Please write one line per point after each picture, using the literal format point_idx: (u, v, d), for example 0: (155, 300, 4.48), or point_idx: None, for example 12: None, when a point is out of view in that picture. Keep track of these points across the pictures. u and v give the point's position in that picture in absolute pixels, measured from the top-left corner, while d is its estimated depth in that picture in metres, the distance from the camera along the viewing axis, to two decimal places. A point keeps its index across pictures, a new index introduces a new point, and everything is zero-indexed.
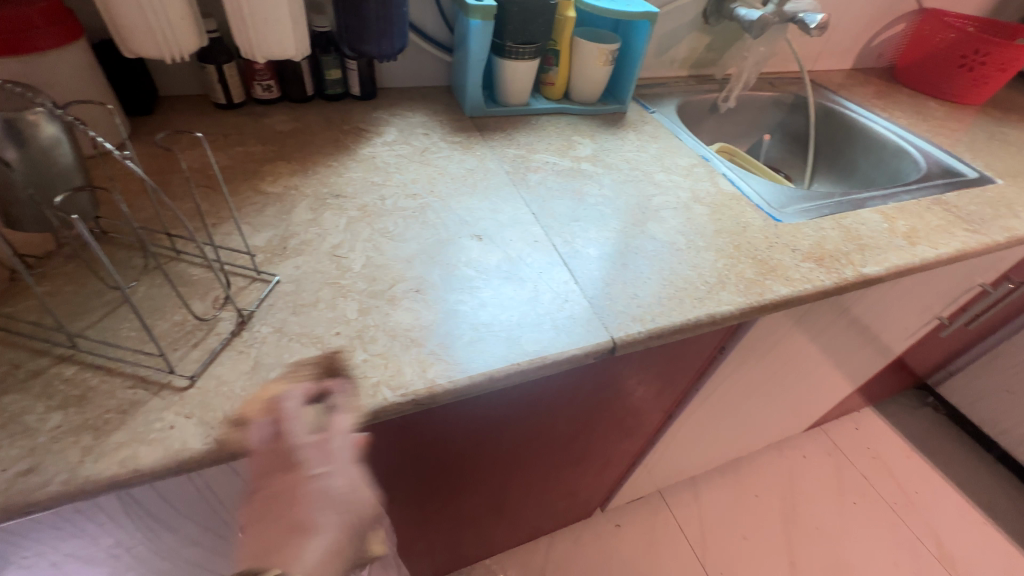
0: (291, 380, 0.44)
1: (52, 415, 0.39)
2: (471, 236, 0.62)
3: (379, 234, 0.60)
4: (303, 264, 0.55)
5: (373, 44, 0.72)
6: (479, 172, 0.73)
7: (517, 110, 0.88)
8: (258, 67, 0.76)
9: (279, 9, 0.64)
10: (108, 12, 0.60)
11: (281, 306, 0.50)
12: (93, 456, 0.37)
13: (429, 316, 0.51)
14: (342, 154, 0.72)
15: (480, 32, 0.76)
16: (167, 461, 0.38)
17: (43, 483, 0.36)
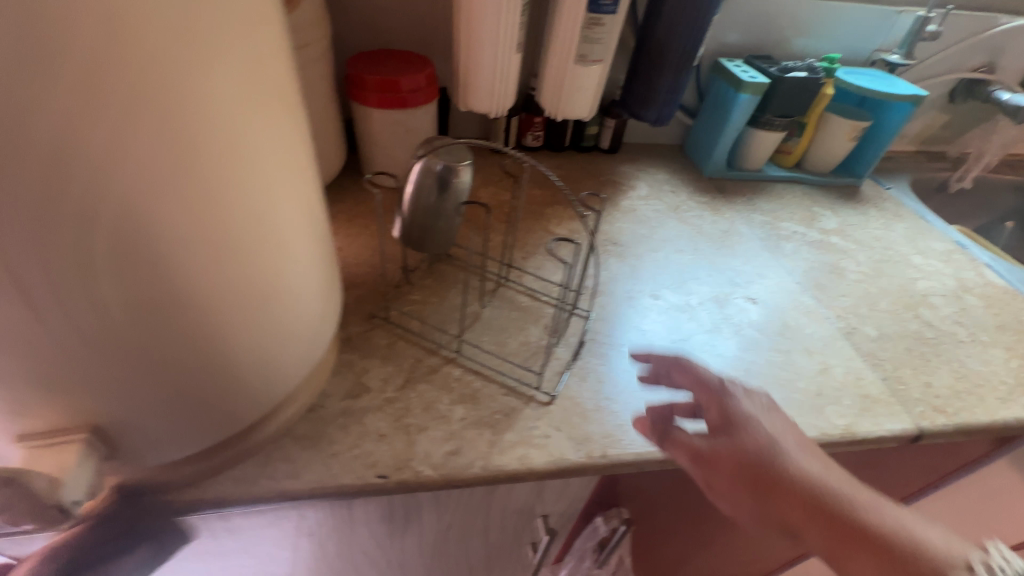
0: (629, 411, 0.50)
1: (459, 408, 0.48)
2: (746, 298, 0.66)
3: (662, 286, 0.66)
4: (607, 305, 0.62)
5: (653, 110, 0.78)
6: (735, 235, 0.77)
7: (754, 175, 0.91)
8: (535, 121, 0.87)
9: (591, 80, 0.72)
10: (460, 75, 0.72)
11: (600, 341, 0.57)
12: (497, 449, 0.46)
13: (731, 372, 0.56)
14: (608, 204, 0.80)
15: (746, 104, 0.81)
16: (551, 466, 0.45)
17: (469, 465, 0.44)
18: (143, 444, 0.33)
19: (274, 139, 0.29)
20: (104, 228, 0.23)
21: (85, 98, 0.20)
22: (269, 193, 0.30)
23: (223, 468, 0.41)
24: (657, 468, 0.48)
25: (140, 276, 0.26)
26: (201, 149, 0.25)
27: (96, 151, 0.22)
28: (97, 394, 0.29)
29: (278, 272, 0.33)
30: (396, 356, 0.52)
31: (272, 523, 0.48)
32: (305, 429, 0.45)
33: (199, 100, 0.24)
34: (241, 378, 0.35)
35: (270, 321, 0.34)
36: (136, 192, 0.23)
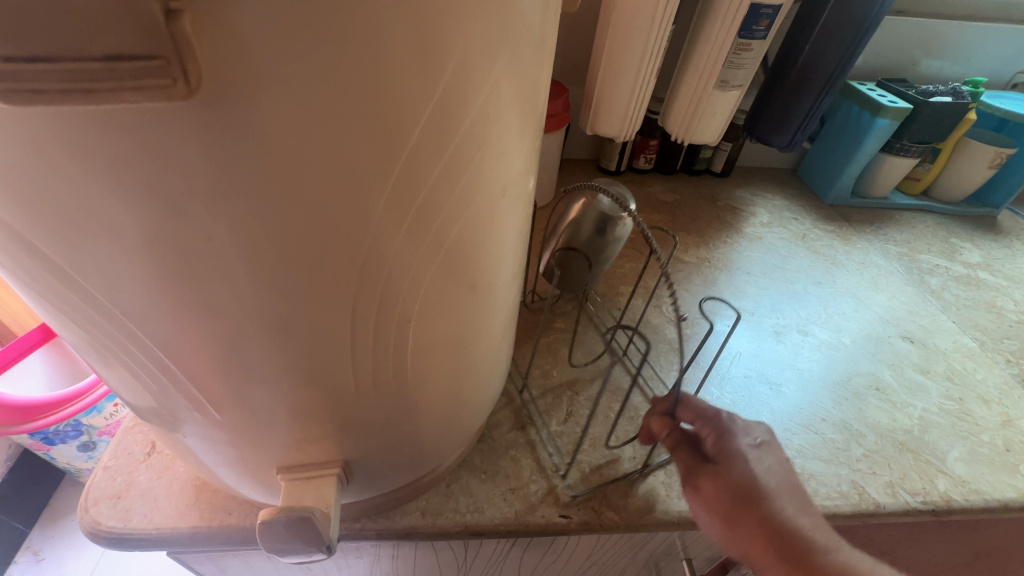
0: (801, 457, 0.48)
1: (627, 445, 0.47)
2: (901, 337, 0.62)
3: (808, 321, 0.63)
4: (755, 341, 0.59)
5: (784, 136, 0.75)
6: (872, 267, 0.73)
7: (878, 203, 0.87)
8: (650, 144, 0.85)
9: (726, 105, 0.71)
10: (593, 99, 0.72)
11: (753, 378, 0.55)
12: (675, 492, 0.44)
13: (904, 419, 0.52)
14: (731, 231, 0.78)
15: (883, 130, 0.77)
16: None
17: (651, 509, 0.42)
18: (373, 476, 0.33)
19: (519, 183, 0.27)
20: (385, 288, 0.22)
21: (409, 166, 0.19)
22: (503, 238, 0.28)
23: (411, 498, 0.41)
24: (843, 523, 0.44)
25: (396, 329, 0.25)
26: (482, 208, 0.24)
27: (401, 217, 0.20)
28: (354, 432, 0.29)
29: (493, 309, 0.32)
30: (554, 388, 0.51)
31: (430, 556, 0.47)
32: (480, 460, 0.45)
33: (496, 162, 0.23)
34: (450, 409, 0.34)
35: (475, 356, 0.33)
36: (416, 252, 0.22)
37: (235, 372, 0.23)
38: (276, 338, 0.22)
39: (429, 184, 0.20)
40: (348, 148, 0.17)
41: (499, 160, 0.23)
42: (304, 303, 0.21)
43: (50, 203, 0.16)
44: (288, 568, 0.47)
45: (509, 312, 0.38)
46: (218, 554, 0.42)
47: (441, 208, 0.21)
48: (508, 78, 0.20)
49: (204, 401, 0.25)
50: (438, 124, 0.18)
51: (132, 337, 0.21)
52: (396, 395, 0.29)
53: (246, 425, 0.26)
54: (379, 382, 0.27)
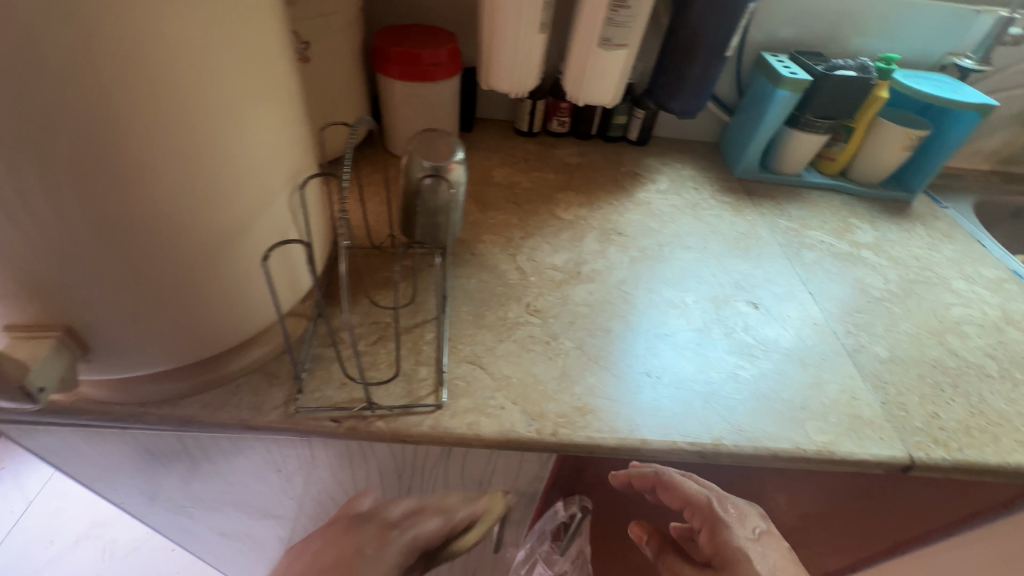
0: (589, 395, 0.50)
1: (421, 369, 0.50)
2: (748, 302, 0.62)
3: (660, 280, 0.64)
4: (596, 292, 0.61)
5: (680, 101, 0.76)
6: (752, 237, 0.73)
7: (789, 180, 0.86)
8: (562, 106, 0.86)
9: (615, 65, 0.71)
10: (484, 52, 0.73)
11: (578, 325, 0.57)
12: (449, 412, 0.46)
13: (711, 372, 0.54)
14: (622, 195, 0.78)
15: (783, 102, 0.76)
16: (500, 436, 0.46)
17: (419, 423, 0.45)
18: (120, 351, 0.37)
19: (231, 73, 0.31)
20: (58, 130, 0.27)
21: (35, 10, 0.23)
22: (225, 123, 0.33)
23: (193, 390, 0.44)
24: (610, 455, 0.47)
25: (93, 180, 0.29)
26: (144, 72, 0.27)
27: (46, 58, 0.25)
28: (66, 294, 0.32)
29: (232, 196, 0.35)
30: (374, 316, 0.54)
31: (242, 455, 0.52)
32: (276, 368, 0.48)
33: (141, 26, 0.26)
34: (210, 293, 0.38)
35: (229, 243, 0.37)
36: (84, 101, 0.26)
37: None
38: None
39: (70, 32, 0.24)
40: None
41: (147, 25, 0.26)
42: None
43: None
44: (112, 452, 0.52)
45: (291, 220, 0.42)
46: (35, 426, 0.48)
47: (69, 56, 0.25)
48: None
49: None
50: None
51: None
52: (117, 256, 0.32)
53: None
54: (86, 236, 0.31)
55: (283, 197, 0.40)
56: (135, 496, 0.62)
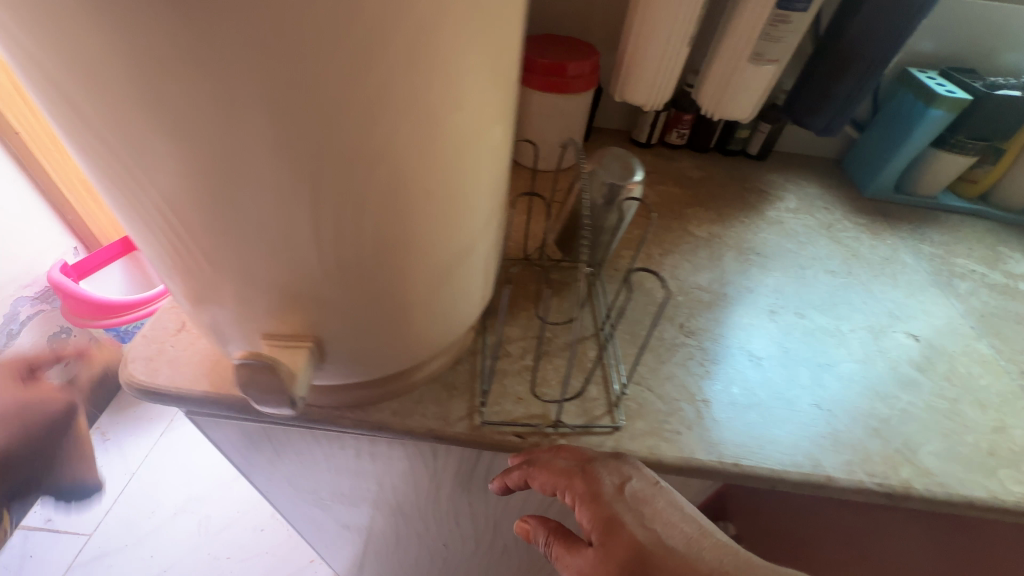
0: (763, 426, 0.49)
1: (592, 387, 0.50)
2: (907, 334, 0.60)
3: (809, 305, 0.62)
4: (746, 316, 0.60)
5: (822, 119, 0.73)
6: (897, 263, 0.70)
7: (925, 202, 0.82)
8: (684, 119, 0.84)
9: (761, 81, 0.69)
10: (624, 65, 0.72)
11: (736, 350, 0.56)
12: (628, 434, 0.47)
13: (884, 409, 0.52)
14: (752, 213, 0.76)
15: (935, 122, 0.73)
16: (680, 462, 0.46)
17: (600, 444, 0.46)
18: (347, 361, 0.38)
19: (491, 109, 0.30)
20: (353, 182, 0.26)
21: (367, 68, 0.22)
22: (477, 159, 0.31)
23: (385, 398, 0.46)
24: (792, 491, 0.46)
25: (366, 224, 0.29)
26: (454, 126, 0.27)
27: (361, 116, 0.23)
28: (327, 313, 0.33)
29: (470, 224, 0.36)
30: (535, 330, 0.55)
31: (406, 460, 0.53)
32: (454, 379, 0.49)
33: (465, 85, 0.26)
34: (431, 316, 0.39)
35: (452, 268, 0.37)
36: (381, 153, 0.25)
37: (221, 241, 0.28)
38: (247, 216, 0.26)
39: (390, 90, 0.23)
40: (320, 53, 0.21)
41: (469, 82, 0.26)
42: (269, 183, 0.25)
43: (84, 82, 0.21)
44: (283, 449, 0.54)
45: (490, 239, 0.42)
46: (224, 422, 0.50)
47: (397, 112, 0.24)
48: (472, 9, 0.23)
49: (198, 262, 0.30)
50: (401, 43, 0.22)
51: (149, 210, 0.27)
52: (378, 289, 0.33)
53: (233, 292, 0.32)
54: (362, 274, 0.32)
55: (493, 218, 0.39)
56: (281, 486, 0.65)
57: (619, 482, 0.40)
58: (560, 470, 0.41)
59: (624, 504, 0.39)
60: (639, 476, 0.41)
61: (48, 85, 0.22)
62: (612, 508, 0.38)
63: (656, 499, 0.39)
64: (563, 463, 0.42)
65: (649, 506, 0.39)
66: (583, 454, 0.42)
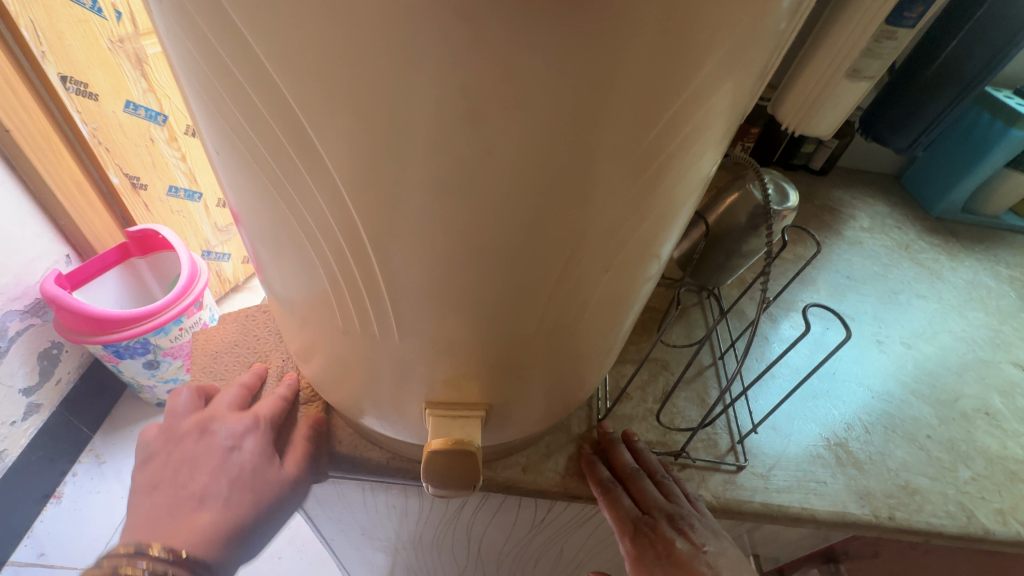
0: (906, 470, 0.46)
1: (726, 432, 0.46)
2: (1014, 365, 0.58)
3: (912, 334, 0.60)
4: (852, 343, 0.57)
5: (906, 138, 0.72)
6: (982, 287, 0.69)
7: (990, 223, 0.81)
8: (751, 132, 0.81)
9: (851, 98, 0.66)
10: None
11: (855, 384, 0.53)
12: (774, 485, 0.43)
13: (1017, 449, 0.49)
14: (830, 232, 0.74)
15: (1015, 142, 0.72)
16: (835, 516, 0.42)
17: (749, 498, 0.42)
18: (504, 424, 0.34)
19: (709, 163, 0.26)
20: (565, 243, 0.22)
21: (635, 119, 0.18)
22: (680, 214, 0.27)
23: (514, 452, 0.41)
24: (946, 543, 0.43)
25: (560, 289, 0.25)
26: (689, 172, 0.23)
27: (606, 171, 0.20)
28: (508, 376, 0.29)
29: (650, 281, 0.31)
30: (652, 365, 0.51)
31: (513, 512, 0.48)
32: (579, 425, 0.45)
33: (716, 127, 0.22)
34: (587, 373, 0.35)
35: (619, 329, 0.33)
36: (607, 212, 0.22)
37: (420, 292, 0.24)
38: (451, 268, 0.23)
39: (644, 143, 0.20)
40: (616, 85, 0.17)
41: (718, 125, 0.22)
42: (485, 236, 0.21)
43: (333, 96, 0.17)
44: (374, 501, 0.49)
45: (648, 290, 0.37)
46: (319, 478, 0.44)
47: (640, 168, 0.20)
48: (762, 43, 0.19)
49: (381, 316, 0.26)
50: (693, 77, 0.18)
51: (336, 243, 0.23)
52: (556, 348, 0.29)
53: (412, 350, 0.27)
54: (540, 340, 0.28)
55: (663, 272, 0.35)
56: (351, 532, 0.59)
57: (666, 540, 0.37)
58: (618, 514, 0.39)
59: (664, 566, 0.36)
60: (690, 536, 0.37)
61: (280, 99, 0.18)
62: (649, 566, 0.36)
63: (695, 565, 0.35)
64: (625, 505, 0.39)
65: (687, 575, 0.35)
66: (645, 500, 0.39)
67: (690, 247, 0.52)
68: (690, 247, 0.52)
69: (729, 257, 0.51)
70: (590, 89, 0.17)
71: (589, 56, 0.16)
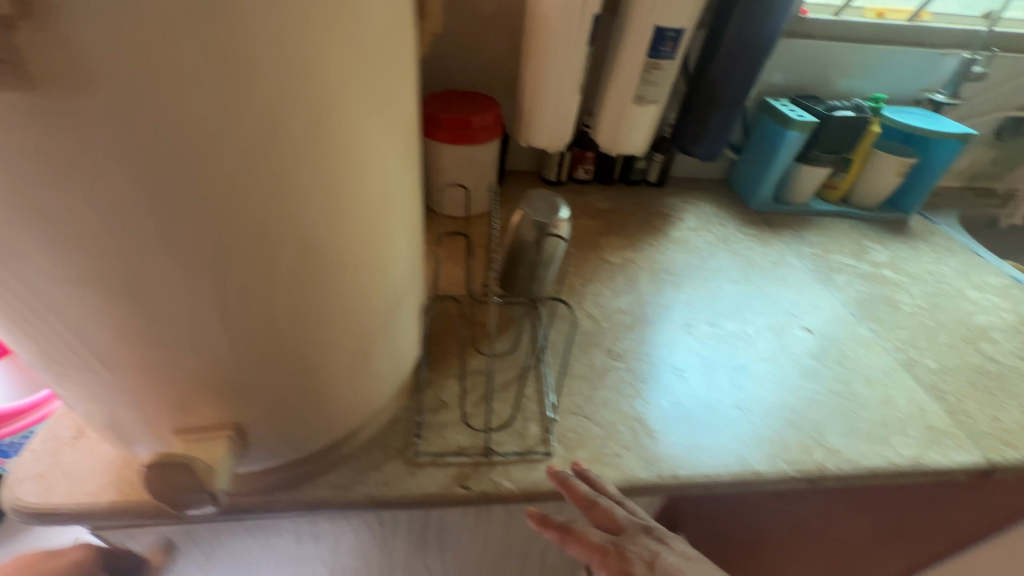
0: (692, 434, 0.52)
1: (532, 424, 0.51)
2: (803, 328, 0.67)
3: (719, 314, 0.68)
4: (667, 332, 0.64)
5: (704, 147, 0.82)
6: (786, 266, 0.79)
7: (800, 209, 0.93)
8: (587, 156, 0.91)
9: (646, 119, 0.77)
10: (524, 113, 0.78)
11: (659, 366, 0.59)
12: (571, 465, 0.48)
13: (794, 400, 0.57)
14: (658, 235, 0.83)
15: (795, 141, 0.84)
16: (623, 483, 0.47)
17: (546, 479, 0.46)
18: (272, 442, 0.37)
19: (393, 168, 0.33)
20: (261, 253, 0.27)
21: (271, 145, 0.24)
22: (386, 215, 0.34)
23: (320, 474, 0.44)
24: (724, 491, 0.49)
25: (282, 295, 0.29)
26: (360, 170, 0.29)
27: (267, 186, 0.25)
28: (257, 389, 0.33)
29: (389, 277, 0.37)
30: (472, 373, 0.55)
31: (352, 534, 0.51)
32: (393, 439, 0.48)
33: (372, 141, 0.28)
34: (357, 371, 0.38)
35: (376, 327, 0.38)
36: (289, 220, 0.27)
37: (120, 330, 0.27)
38: (145, 302, 0.26)
39: (296, 162, 0.25)
40: (239, 117, 0.22)
41: (376, 138, 0.29)
42: (173, 262, 0.25)
43: None
44: (216, 548, 0.50)
45: (415, 299, 0.44)
46: (140, 529, 0.45)
47: (303, 181, 0.26)
48: (369, 76, 0.26)
49: (90, 360, 0.29)
50: (316, 103, 0.24)
51: (21, 293, 0.26)
52: (296, 349, 0.33)
53: (135, 388, 0.30)
54: (280, 346, 0.32)
55: (411, 273, 0.41)
56: None
57: None
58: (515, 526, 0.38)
59: None
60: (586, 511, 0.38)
61: None
62: None
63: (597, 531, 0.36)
64: None
65: None
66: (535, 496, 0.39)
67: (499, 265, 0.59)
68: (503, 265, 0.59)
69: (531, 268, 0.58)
70: (212, 127, 0.22)
71: (194, 101, 0.21)
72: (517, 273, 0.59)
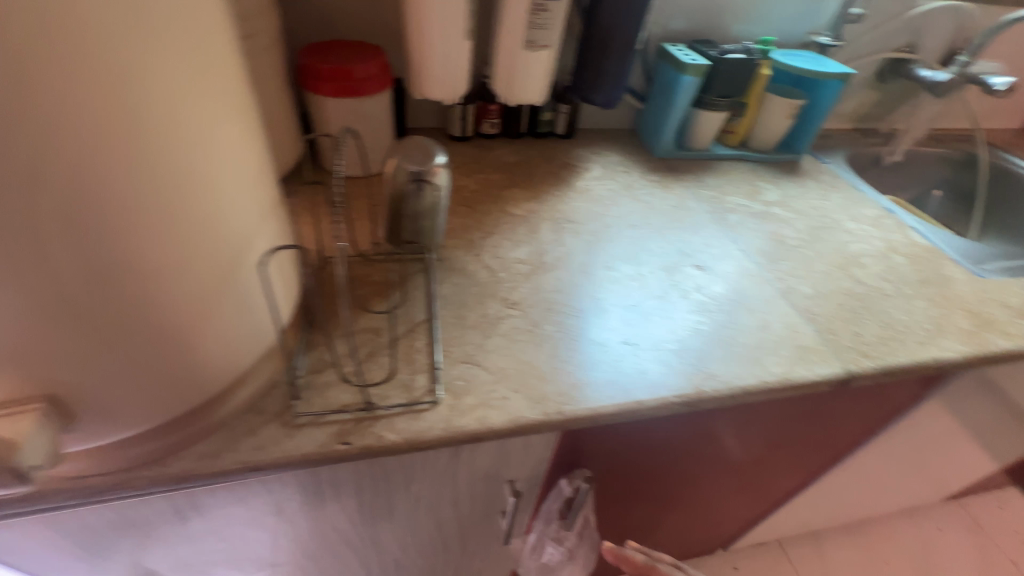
0: (581, 372, 0.53)
1: (420, 376, 0.50)
2: (694, 266, 0.70)
3: (616, 258, 0.69)
4: (563, 278, 0.65)
5: (603, 94, 0.82)
6: (684, 209, 0.81)
7: (702, 155, 0.96)
8: (491, 109, 0.89)
9: (541, 65, 0.75)
10: (415, 62, 0.74)
11: (555, 310, 0.60)
12: (458, 411, 0.48)
13: (679, 331, 0.59)
14: (563, 185, 0.83)
15: (689, 86, 0.85)
16: (509, 424, 0.48)
17: (430, 428, 0.46)
18: (108, 407, 0.36)
19: (197, 101, 0.31)
20: (27, 185, 0.26)
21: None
22: (198, 155, 0.32)
23: (185, 445, 0.42)
24: (609, 421, 0.51)
25: (70, 233, 0.28)
26: (137, 100, 0.28)
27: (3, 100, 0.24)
28: (73, 343, 0.32)
29: (225, 230, 0.36)
30: (360, 332, 0.54)
31: (241, 503, 0.49)
32: (269, 403, 0.46)
33: (144, 61, 0.27)
34: (193, 337, 0.36)
35: (216, 283, 0.36)
36: (48, 143, 0.26)
37: None
38: None
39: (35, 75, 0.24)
40: None
41: (150, 59, 0.28)
42: None
43: None
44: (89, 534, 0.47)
45: (274, 258, 0.42)
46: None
47: (49, 97, 0.25)
48: None
49: None
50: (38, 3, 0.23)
51: None
52: (110, 299, 0.32)
53: None
54: (87, 295, 0.31)
55: (262, 229, 0.39)
56: None
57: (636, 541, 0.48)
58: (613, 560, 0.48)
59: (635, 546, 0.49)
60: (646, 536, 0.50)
61: None
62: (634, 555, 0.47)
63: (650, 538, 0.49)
64: None
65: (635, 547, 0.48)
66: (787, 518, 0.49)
67: (384, 220, 0.57)
68: (389, 219, 0.57)
69: (417, 220, 0.56)
70: None
71: None
72: (404, 227, 0.57)
